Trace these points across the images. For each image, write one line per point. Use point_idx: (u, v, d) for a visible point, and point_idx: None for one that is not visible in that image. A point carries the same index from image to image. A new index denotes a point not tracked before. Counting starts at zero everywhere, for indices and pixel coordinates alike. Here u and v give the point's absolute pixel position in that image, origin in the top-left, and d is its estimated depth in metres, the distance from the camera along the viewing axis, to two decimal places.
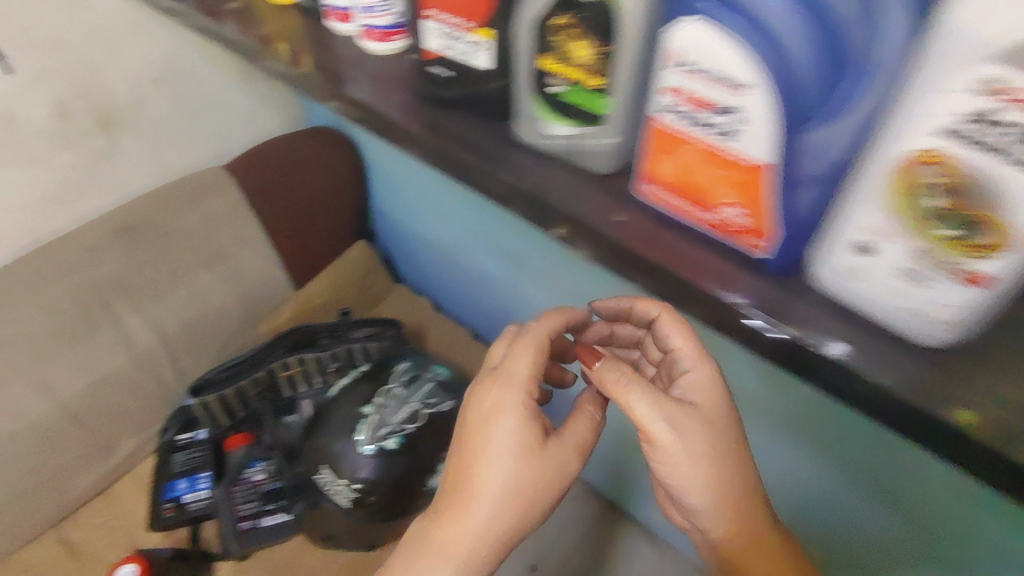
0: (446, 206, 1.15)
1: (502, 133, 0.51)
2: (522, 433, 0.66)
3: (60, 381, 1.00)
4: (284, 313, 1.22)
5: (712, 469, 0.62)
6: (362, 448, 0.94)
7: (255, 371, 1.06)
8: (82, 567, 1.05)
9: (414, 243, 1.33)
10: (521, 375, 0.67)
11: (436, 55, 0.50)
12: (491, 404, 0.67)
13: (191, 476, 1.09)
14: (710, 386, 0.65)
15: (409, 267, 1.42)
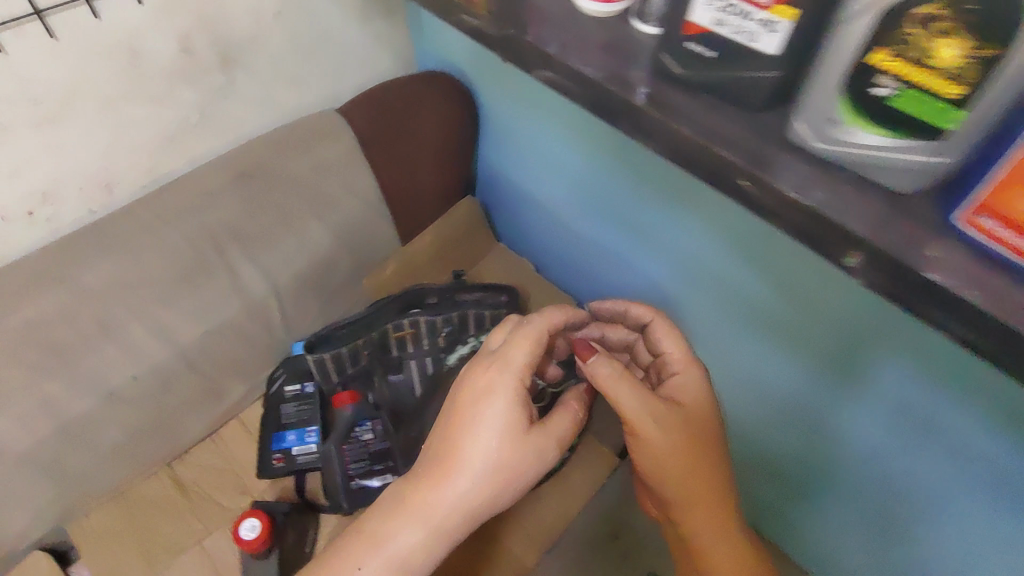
0: (573, 170, 1.05)
1: (774, 133, 0.43)
2: (514, 413, 0.70)
3: (179, 328, 0.99)
4: (389, 268, 1.18)
5: (685, 457, 0.78)
6: None
7: (371, 331, 1.05)
8: (193, 506, 1.08)
9: (521, 202, 1.26)
10: (518, 361, 0.72)
11: (699, 31, 0.42)
12: (484, 383, 0.71)
13: (299, 429, 1.11)
14: (693, 389, 0.83)
15: (508, 225, 1.35)
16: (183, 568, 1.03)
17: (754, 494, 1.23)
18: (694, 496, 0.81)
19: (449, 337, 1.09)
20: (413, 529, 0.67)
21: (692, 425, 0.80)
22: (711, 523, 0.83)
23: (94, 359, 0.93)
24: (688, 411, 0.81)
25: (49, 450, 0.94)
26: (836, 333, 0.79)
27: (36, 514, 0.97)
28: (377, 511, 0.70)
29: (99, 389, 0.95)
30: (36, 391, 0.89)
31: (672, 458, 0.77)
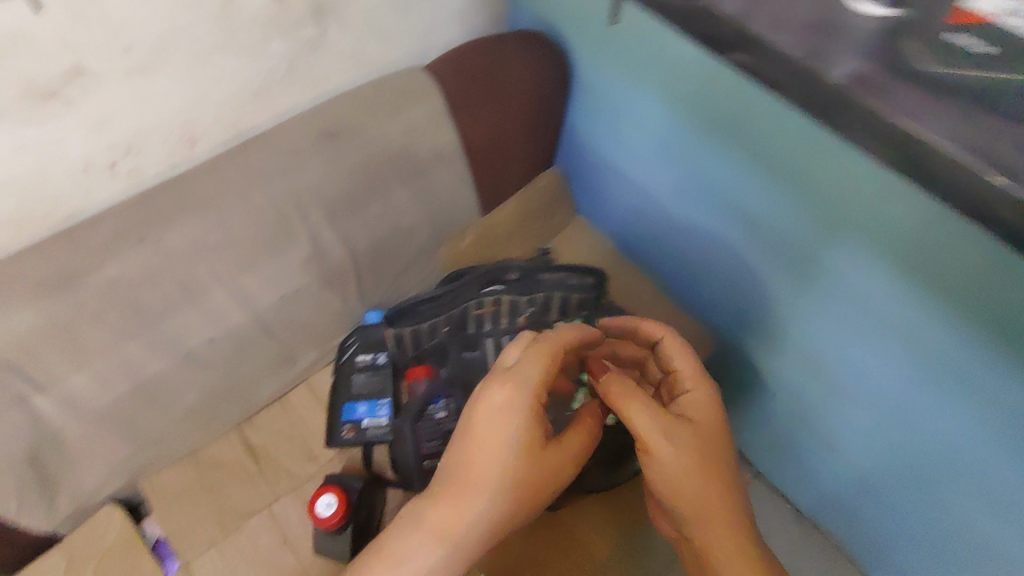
0: (684, 149, 0.98)
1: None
2: (530, 428, 0.70)
3: (257, 292, 0.96)
4: (467, 239, 1.13)
5: (696, 475, 0.75)
6: None
7: (453, 307, 1.00)
8: (262, 470, 1.07)
9: (609, 178, 1.18)
10: (533, 377, 0.71)
11: (992, 16, 0.46)
12: (503, 399, 0.70)
13: (370, 401, 1.08)
14: (705, 406, 0.82)
15: (588, 203, 1.28)
16: (252, 531, 1.02)
17: (845, 494, 1.17)
18: (706, 519, 0.76)
19: (530, 318, 1.04)
20: (431, 547, 0.67)
21: (704, 444, 0.78)
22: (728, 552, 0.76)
23: (174, 321, 0.91)
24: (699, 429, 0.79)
25: (128, 407, 0.93)
26: (828, 204, 0.81)
27: (111, 469, 0.98)
28: (393, 528, 0.70)
29: (177, 350, 0.93)
30: (117, 351, 0.88)
31: (683, 475, 0.75)
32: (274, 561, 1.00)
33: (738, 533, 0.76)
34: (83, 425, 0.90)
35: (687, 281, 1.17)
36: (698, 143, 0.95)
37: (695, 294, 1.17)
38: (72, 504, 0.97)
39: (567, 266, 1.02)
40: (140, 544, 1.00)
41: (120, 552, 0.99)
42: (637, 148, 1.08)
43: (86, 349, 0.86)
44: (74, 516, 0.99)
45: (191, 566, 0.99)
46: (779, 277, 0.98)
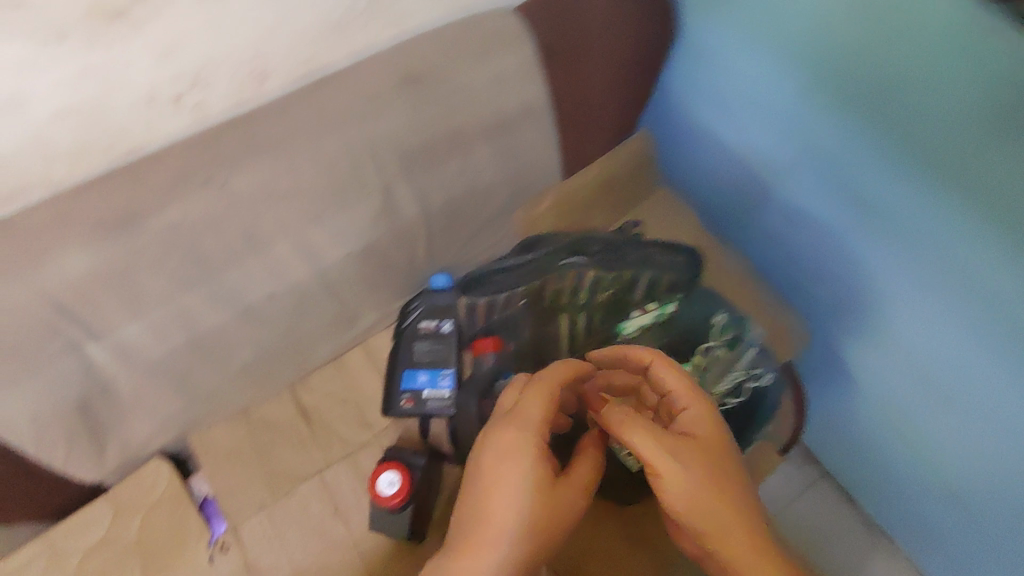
0: (806, 120, 0.87)
1: None
2: (536, 471, 0.65)
3: (323, 249, 0.89)
4: (543, 205, 1.04)
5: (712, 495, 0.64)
6: None
7: (534, 280, 0.92)
8: (314, 434, 1.02)
9: (707, 148, 1.08)
10: (534, 416, 0.67)
11: None
12: (506, 444, 0.65)
13: (432, 370, 1.01)
14: (705, 421, 0.70)
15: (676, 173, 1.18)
16: (302, 497, 0.97)
17: (926, 516, 1.08)
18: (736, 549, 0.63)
19: (616, 300, 0.94)
20: None
21: (713, 460, 0.66)
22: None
23: (236, 273, 0.84)
24: (703, 445, 0.67)
25: (183, 361, 0.87)
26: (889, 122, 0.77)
27: (161, 422, 0.93)
28: None
29: (236, 305, 0.86)
30: (175, 301, 0.82)
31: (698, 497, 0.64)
32: (323, 530, 0.96)
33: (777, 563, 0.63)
34: (135, 377, 0.85)
35: (789, 268, 1.06)
36: (809, 115, 0.86)
37: (795, 285, 1.06)
38: (120, 456, 0.93)
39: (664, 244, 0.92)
40: (189, 501, 0.97)
41: (168, 507, 0.96)
42: (745, 120, 0.97)
43: (143, 298, 0.79)
44: (122, 467, 0.95)
45: (238, 529, 0.95)
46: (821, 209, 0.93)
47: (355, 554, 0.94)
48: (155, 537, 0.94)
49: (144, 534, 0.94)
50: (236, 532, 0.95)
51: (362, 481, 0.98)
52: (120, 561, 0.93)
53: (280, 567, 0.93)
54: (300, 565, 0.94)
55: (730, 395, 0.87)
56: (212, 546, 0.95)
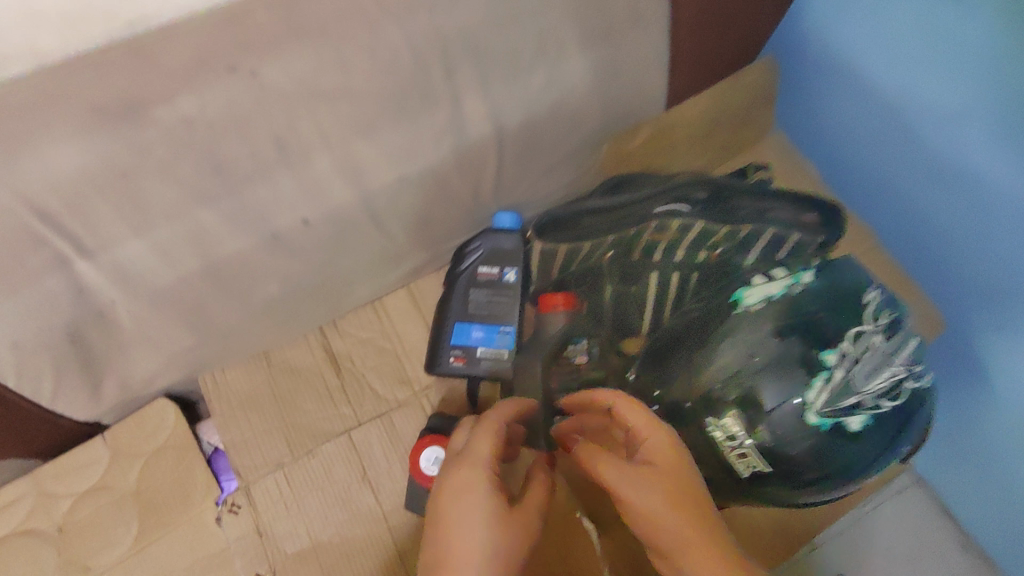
0: (969, 34, 0.65)
1: None
2: (489, 513, 0.53)
3: (371, 169, 0.72)
4: (638, 138, 0.86)
5: (677, 531, 0.51)
6: (810, 418, 0.59)
7: (626, 229, 0.75)
8: (344, 387, 0.87)
9: (835, 81, 0.85)
10: (484, 452, 0.58)
11: None
12: (458, 481, 0.56)
13: (488, 326, 0.85)
14: (673, 447, 0.56)
15: (792, 119, 0.97)
16: (326, 460, 0.84)
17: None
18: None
19: (725, 258, 0.77)
20: None
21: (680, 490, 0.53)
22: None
23: (263, 190, 0.67)
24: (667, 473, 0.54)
25: (195, 292, 0.72)
26: None
27: (168, 361, 0.79)
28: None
29: (260, 229, 0.70)
30: (188, 217, 0.65)
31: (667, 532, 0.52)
32: (348, 500, 0.83)
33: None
34: (136, 307, 0.70)
35: (939, 238, 0.81)
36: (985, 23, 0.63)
37: (946, 264, 0.81)
38: (119, 395, 0.79)
39: (797, 194, 0.73)
40: (196, 451, 0.84)
41: (173, 456, 0.83)
42: (897, 44, 0.74)
43: (147, 209, 0.63)
44: (122, 406, 0.82)
45: (250, 489, 0.82)
46: (985, 153, 0.70)
47: (383, 532, 0.82)
48: (156, 489, 0.82)
49: (143, 484, 0.82)
50: (247, 493, 0.82)
51: (396, 449, 0.85)
52: (115, 512, 0.81)
53: (297, 538, 0.81)
54: (319, 538, 0.81)
55: (887, 396, 0.59)
56: (219, 505, 0.82)
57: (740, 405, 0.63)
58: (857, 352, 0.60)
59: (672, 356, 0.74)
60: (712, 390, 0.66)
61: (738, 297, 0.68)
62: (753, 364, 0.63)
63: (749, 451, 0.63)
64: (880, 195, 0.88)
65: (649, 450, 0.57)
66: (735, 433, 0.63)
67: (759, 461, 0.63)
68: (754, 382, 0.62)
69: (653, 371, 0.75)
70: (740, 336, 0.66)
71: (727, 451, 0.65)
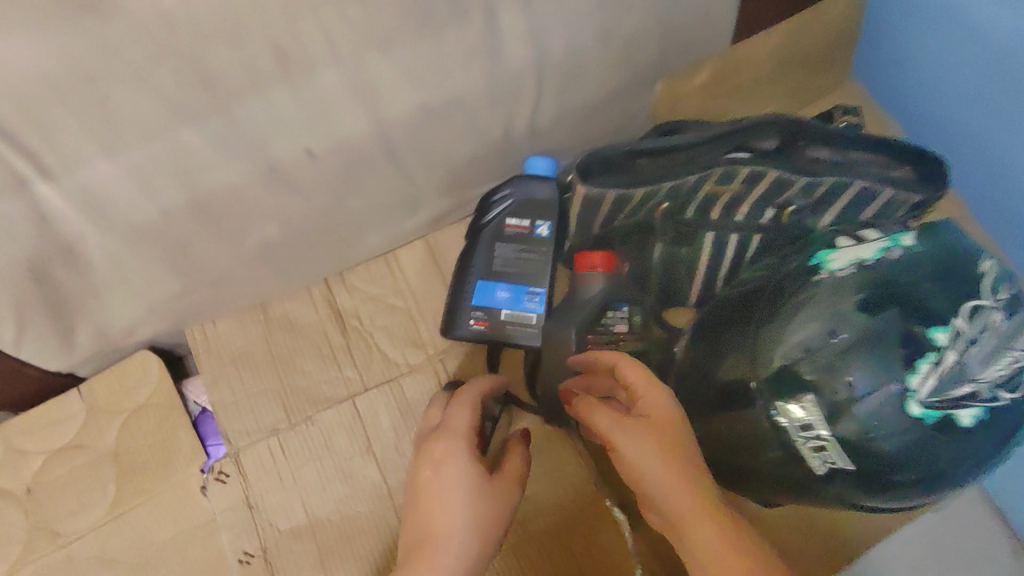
0: None
1: None
2: (460, 476, 0.54)
3: (386, 93, 0.59)
4: (697, 79, 0.73)
5: (666, 481, 0.48)
6: (912, 409, 0.49)
7: (686, 176, 0.63)
8: (350, 347, 0.78)
9: (923, 23, 0.72)
10: (461, 424, 0.58)
11: None
12: (437, 452, 0.56)
13: (515, 286, 0.74)
14: (665, 399, 0.52)
15: (873, 70, 0.83)
16: (326, 428, 0.75)
17: None
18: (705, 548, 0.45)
19: (796, 219, 0.67)
20: None
21: (668, 439, 0.49)
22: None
23: (257, 110, 0.55)
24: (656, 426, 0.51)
25: (180, 229, 0.62)
26: None
27: (150, 309, 0.69)
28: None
29: (253, 158, 0.58)
30: (169, 136, 0.53)
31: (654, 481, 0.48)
32: (350, 475, 0.74)
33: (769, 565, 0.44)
34: (110, 241, 0.60)
35: None
36: None
37: None
38: (96, 344, 0.70)
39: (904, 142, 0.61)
40: (181, 411, 0.75)
41: (155, 415, 0.74)
42: None
43: (118, 123, 0.51)
44: (100, 356, 0.73)
45: (239, 457, 0.73)
46: None
47: (387, 511, 0.73)
48: (137, 451, 0.73)
49: (122, 445, 0.73)
50: (236, 460, 0.73)
51: (405, 419, 0.75)
52: (91, 474, 0.73)
53: (291, 513, 0.72)
54: (316, 515, 0.72)
55: (1008, 387, 0.49)
56: (205, 472, 0.73)
57: (818, 389, 0.53)
58: (974, 333, 0.49)
59: (732, 329, 0.64)
60: (782, 371, 0.56)
61: (821, 261, 0.59)
62: (838, 341, 0.52)
63: (827, 445, 0.53)
64: (966, 158, 0.75)
65: (642, 405, 0.53)
66: (811, 423, 0.53)
67: (839, 457, 0.53)
68: (838, 363, 0.52)
69: (717, 342, 0.65)
70: (817, 308, 0.55)
71: (800, 442, 0.55)
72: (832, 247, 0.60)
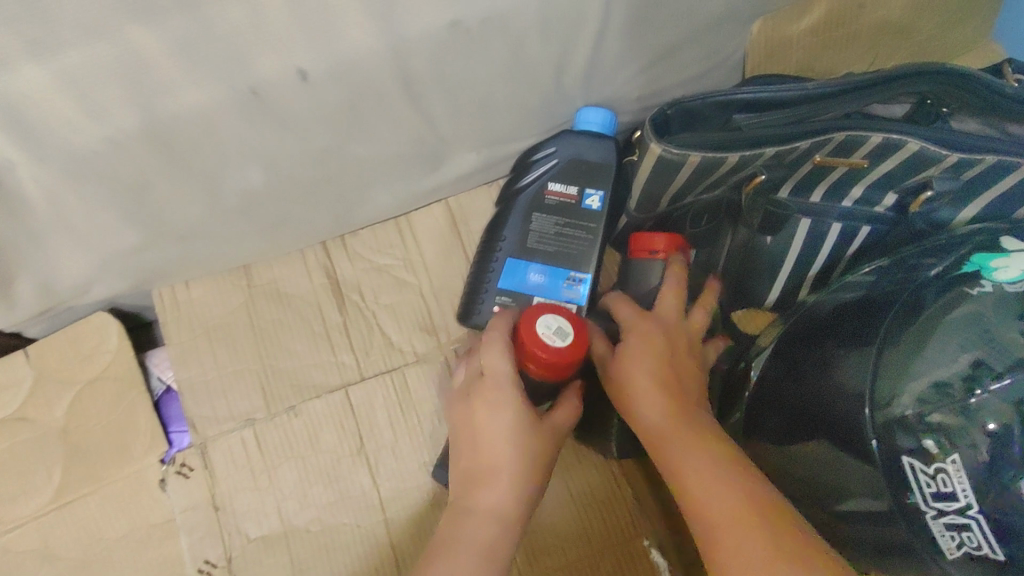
0: None
1: None
2: (511, 427, 0.47)
3: (408, 1, 0.43)
4: (806, 20, 0.58)
5: (643, 396, 0.47)
6: None
7: (795, 142, 0.48)
8: (347, 327, 0.65)
9: None
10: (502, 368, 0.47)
11: None
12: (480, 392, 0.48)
13: (552, 269, 0.60)
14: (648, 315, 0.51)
15: (1020, 36, 0.65)
16: (311, 421, 0.62)
17: None
18: (682, 461, 0.43)
19: (928, 207, 0.51)
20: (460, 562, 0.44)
21: (652, 353, 0.48)
22: (741, 536, 0.39)
23: (234, 9, 0.40)
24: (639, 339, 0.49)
25: (134, 164, 0.48)
26: None
27: (105, 263, 0.57)
28: None
29: (229, 78, 0.44)
30: (109, 35, 0.39)
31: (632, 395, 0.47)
32: (335, 479, 0.61)
33: (785, 522, 0.39)
34: (43, 176, 0.46)
35: None
36: None
37: None
38: (43, 301, 0.58)
39: None
40: (142, 387, 0.63)
41: (113, 390, 0.62)
42: None
43: (39, 6, 0.36)
44: (49, 316, 0.61)
45: (206, 449, 0.61)
46: None
47: (377, 525, 0.61)
48: (89, 431, 0.62)
49: (73, 422, 0.62)
50: (203, 453, 0.61)
51: (406, 417, 0.63)
52: (34, 453, 0.61)
53: (263, 519, 0.60)
54: (292, 524, 0.60)
55: None
56: (165, 464, 0.61)
57: (959, 444, 0.41)
58: None
59: (832, 347, 0.49)
60: (907, 412, 0.43)
61: (980, 267, 0.45)
62: (1001, 388, 0.40)
63: (973, 525, 0.40)
64: None
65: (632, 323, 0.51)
66: (954, 492, 0.41)
67: (986, 543, 0.40)
68: (995, 413, 0.40)
69: (813, 362, 0.50)
70: (957, 334, 0.43)
71: (928, 514, 0.42)
72: (994, 249, 0.46)
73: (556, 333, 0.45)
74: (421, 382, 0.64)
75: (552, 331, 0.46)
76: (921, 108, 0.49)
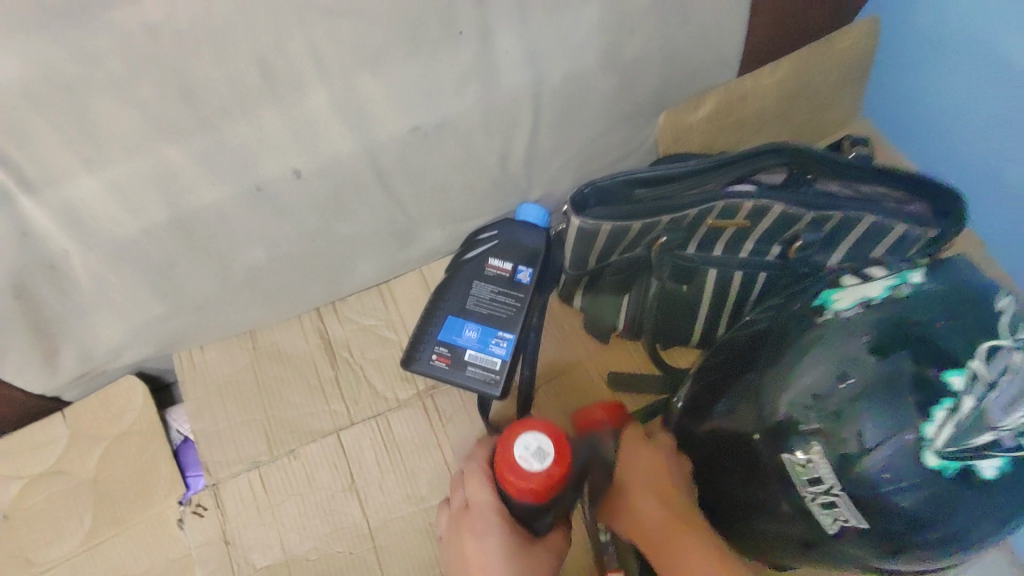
0: None
1: None
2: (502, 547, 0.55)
3: (377, 115, 0.57)
4: (701, 111, 0.71)
5: (642, 503, 0.58)
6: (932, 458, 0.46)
7: (684, 211, 0.61)
8: (337, 379, 0.76)
9: (929, 54, 0.69)
10: (484, 498, 0.57)
11: None
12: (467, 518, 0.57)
13: (484, 327, 0.71)
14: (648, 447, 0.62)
15: (884, 110, 0.79)
16: (308, 462, 0.72)
17: None
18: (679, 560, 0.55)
19: (803, 253, 0.63)
20: None
21: (653, 475, 0.60)
22: None
23: (243, 130, 0.53)
24: (634, 460, 0.61)
25: (164, 249, 0.60)
26: None
27: (135, 331, 0.68)
28: None
29: (239, 179, 0.57)
30: (149, 153, 0.52)
31: (637, 505, 0.58)
32: (330, 512, 0.70)
33: None
34: (93, 262, 0.58)
35: None
36: None
37: None
38: (81, 367, 0.69)
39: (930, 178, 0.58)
40: (163, 439, 0.73)
41: (138, 442, 0.73)
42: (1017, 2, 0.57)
43: (99, 137, 0.49)
44: (85, 379, 0.72)
45: (218, 489, 0.71)
46: None
47: (367, 551, 0.69)
48: (117, 478, 0.71)
49: (103, 472, 0.72)
50: (215, 493, 0.71)
51: (390, 456, 0.73)
52: (69, 501, 0.71)
53: (268, 550, 0.69)
54: (294, 552, 0.69)
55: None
56: (183, 504, 0.70)
57: (829, 439, 0.50)
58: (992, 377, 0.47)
59: (736, 372, 0.60)
60: (789, 417, 0.53)
61: (825, 301, 0.56)
62: (850, 387, 0.49)
63: (838, 501, 0.50)
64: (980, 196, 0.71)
65: (632, 451, 0.61)
66: (819, 476, 0.50)
67: (852, 514, 0.50)
68: (852, 413, 0.49)
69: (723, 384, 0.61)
70: (818, 350, 0.53)
71: (807, 497, 0.52)
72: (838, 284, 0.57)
73: (533, 456, 0.51)
74: (402, 425, 0.74)
75: (531, 452, 0.51)
76: (790, 178, 0.62)
